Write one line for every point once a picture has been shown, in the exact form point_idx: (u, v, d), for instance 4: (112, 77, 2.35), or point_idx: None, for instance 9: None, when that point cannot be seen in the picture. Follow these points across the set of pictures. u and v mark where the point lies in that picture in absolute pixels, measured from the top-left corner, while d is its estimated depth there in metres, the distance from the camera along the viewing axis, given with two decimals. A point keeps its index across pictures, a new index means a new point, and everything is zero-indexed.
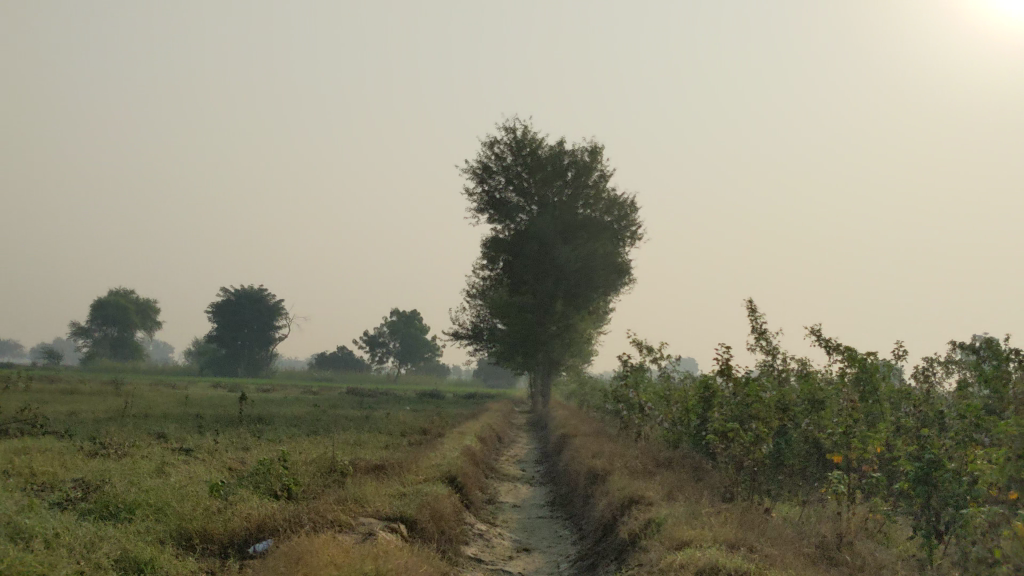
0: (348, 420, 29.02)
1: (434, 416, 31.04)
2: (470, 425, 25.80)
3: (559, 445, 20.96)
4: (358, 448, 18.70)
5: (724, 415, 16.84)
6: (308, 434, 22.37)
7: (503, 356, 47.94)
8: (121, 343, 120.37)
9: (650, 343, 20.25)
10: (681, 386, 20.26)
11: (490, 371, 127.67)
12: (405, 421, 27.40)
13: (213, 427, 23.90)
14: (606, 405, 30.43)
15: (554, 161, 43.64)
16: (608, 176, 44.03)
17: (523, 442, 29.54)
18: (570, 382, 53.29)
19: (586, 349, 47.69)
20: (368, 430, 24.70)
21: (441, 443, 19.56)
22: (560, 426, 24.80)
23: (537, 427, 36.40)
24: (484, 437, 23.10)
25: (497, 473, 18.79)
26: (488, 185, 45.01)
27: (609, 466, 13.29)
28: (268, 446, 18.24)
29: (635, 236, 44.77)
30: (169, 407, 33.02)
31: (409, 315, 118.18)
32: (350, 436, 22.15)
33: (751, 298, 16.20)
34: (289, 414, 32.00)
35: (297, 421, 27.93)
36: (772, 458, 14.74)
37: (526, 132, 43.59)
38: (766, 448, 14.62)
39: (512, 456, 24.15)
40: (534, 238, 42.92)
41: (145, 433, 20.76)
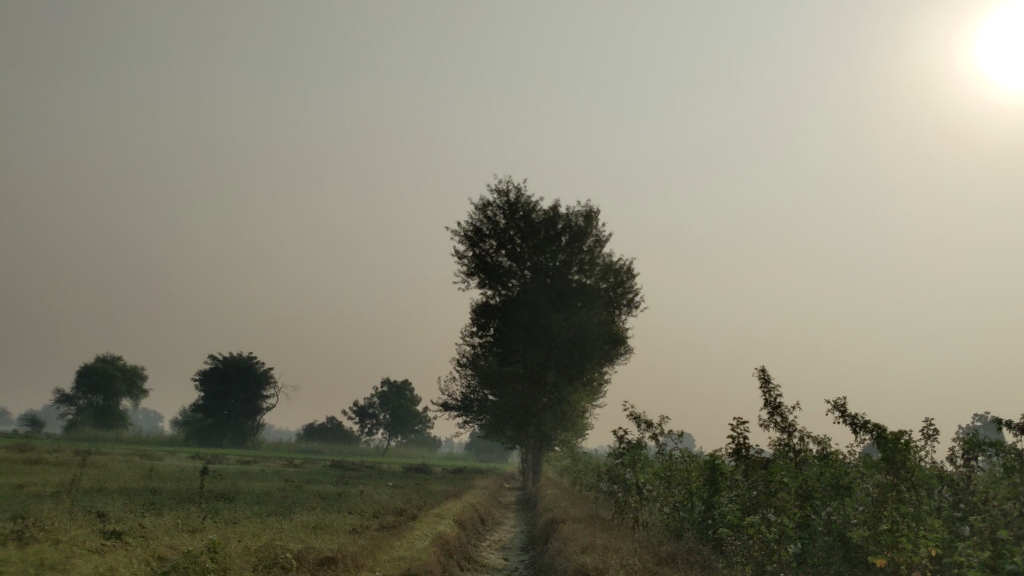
0: (321, 497, 26.75)
1: (413, 493, 28.74)
2: (451, 506, 23.57)
3: (547, 531, 18.70)
4: (317, 533, 16.53)
5: (734, 502, 14.79)
6: (269, 515, 20.13)
7: (493, 429, 45.64)
8: (106, 411, 117.38)
9: (649, 419, 18.17)
10: (682, 466, 18.12)
11: (482, 446, 124.75)
12: (381, 499, 25.13)
13: (165, 504, 21.67)
14: (600, 485, 28.19)
15: (548, 226, 42.04)
16: (604, 241, 42.37)
17: (510, 524, 27.26)
18: (563, 458, 50.89)
19: (580, 422, 45.43)
20: (339, 510, 22.44)
21: (413, 527, 17.35)
22: (548, 508, 22.56)
23: (526, 505, 34.04)
24: (465, 520, 20.87)
25: (475, 564, 16.53)
26: (478, 249, 43.24)
27: (602, 564, 11.20)
28: (214, 531, 16.02)
29: (632, 304, 42.94)
30: (129, 480, 30.63)
31: (400, 386, 115.65)
32: (315, 517, 19.87)
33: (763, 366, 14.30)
34: (257, 490, 29.72)
35: (262, 498, 25.62)
36: (795, 557, 12.65)
37: (519, 195, 42.09)
38: (790, 546, 12.53)
39: (496, 541, 21.84)
40: (526, 305, 41.08)
41: (84, 511, 18.52)
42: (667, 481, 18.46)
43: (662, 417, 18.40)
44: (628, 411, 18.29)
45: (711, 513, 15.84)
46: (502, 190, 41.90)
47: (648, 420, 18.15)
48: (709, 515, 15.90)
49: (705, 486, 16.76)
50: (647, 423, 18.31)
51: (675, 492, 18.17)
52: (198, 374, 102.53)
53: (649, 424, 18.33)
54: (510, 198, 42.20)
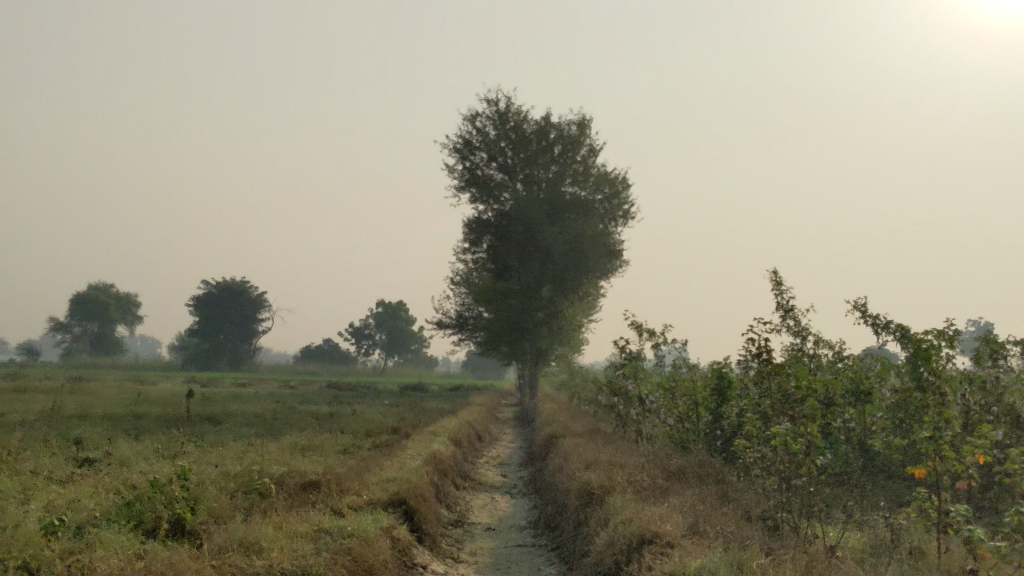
0: (312, 418, 25.85)
1: (407, 412, 27.86)
2: (445, 424, 22.68)
3: (547, 447, 17.78)
4: (303, 455, 15.57)
5: (747, 412, 13.82)
6: (256, 437, 19.17)
7: (488, 346, 44.82)
8: (102, 338, 116.78)
9: (655, 329, 16.99)
10: (688, 376, 17.10)
11: (479, 363, 124.55)
12: (374, 419, 24.22)
13: (148, 429, 20.73)
14: (599, 398, 27.39)
15: (540, 135, 40.54)
16: (598, 151, 40.93)
17: (508, 440, 26.43)
18: (560, 373, 50.23)
19: (576, 337, 44.61)
20: (330, 431, 21.51)
21: (405, 446, 16.39)
22: (547, 423, 21.63)
23: (524, 421, 33.25)
24: (460, 438, 19.97)
25: (472, 483, 15.62)
26: (468, 162, 41.77)
27: (609, 482, 10.24)
28: (194, 456, 15.03)
29: (628, 215, 41.67)
30: (115, 405, 29.70)
31: (395, 306, 114.74)
32: (304, 438, 18.91)
33: (776, 265, 13.18)
34: (249, 412, 28.84)
35: (252, 420, 24.74)
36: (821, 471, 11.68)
37: (509, 104, 40.48)
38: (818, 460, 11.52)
39: (493, 458, 21.01)
40: (519, 219, 39.81)
41: (59, 439, 17.51)
42: (672, 393, 17.48)
43: (667, 327, 17.21)
44: (630, 321, 17.16)
45: (724, 425, 14.85)
46: (491, 99, 40.30)
47: (653, 330, 16.97)
48: (721, 427, 14.91)
49: (713, 398, 15.77)
50: (653, 335, 17.14)
51: (680, 405, 17.20)
52: (193, 298, 101.59)
53: (655, 336, 17.15)
54: (500, 108, 40.62)
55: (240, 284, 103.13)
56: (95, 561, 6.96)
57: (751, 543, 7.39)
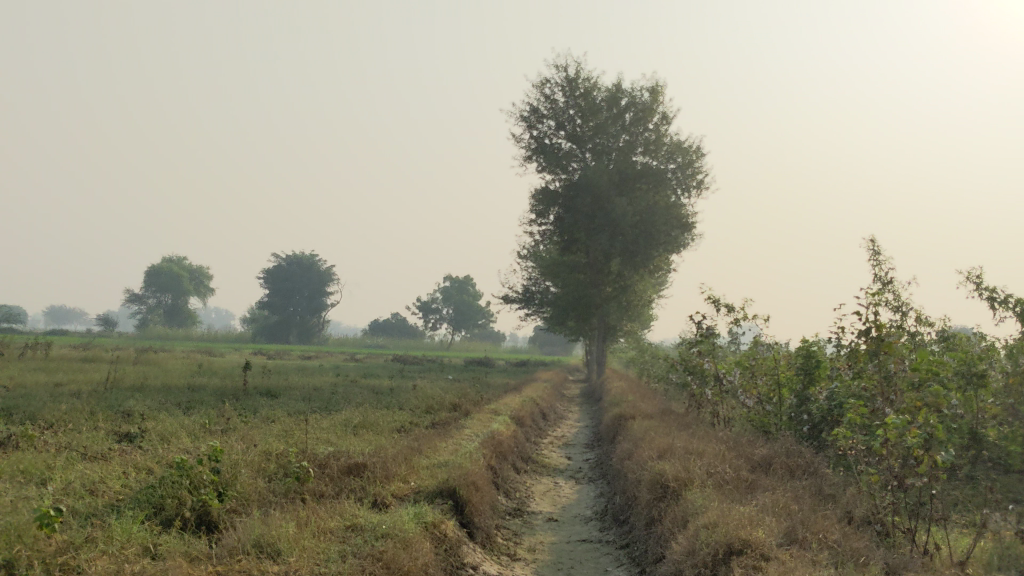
0: (372, 393, 24.98)
1: (469, 388, 26.86)
2: (509, 401, 21.62)
3: (615, 428, 16.58)
4: (355, 434, 14.62)
5: (840, 396, 12.44)
6: (310, 413, 18.35)
7: (555, 320, 43.65)
8: (176, 310, 118.42)
9: (735, 305, 15.56)
10: (769, 354, 15.71)
11: (546, 338, 123.57)
12: (434, 395, 23.23)
13: (202, 402, 20.03)
14: (671, 376, 26.03)
15: (610, 103, 39.06)
16: (671, 119, 39.27)
17: (574, 419, 25.29)
18: (628, 349, 48.91)
19: (646, 312, 43.20)
20: (387, 406, 20.58)
21: (462, 424, 15.36)
22: (615, 402, 20.40)
23: (591, 399, 32.07)
24: (523, 416, 18.89)
25: (534, 467, 14.53)
26: (536, 131, 40.49)
27: (686, 473, 9.03)
28: (241, 433, 14.14)
29: (702, 186, 39.94)
30: (175, 377, 29.22)
31: (462, 281, 114.13)
32: (359, 415, 17.99)
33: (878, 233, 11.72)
34: (308, 385, 28.14)
35: (310, 394, 23.99)
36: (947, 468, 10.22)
37: (578, 71, 39.10)
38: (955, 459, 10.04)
39: (558, 438, 19.90)
40: (587, 188, 38.40)
41: (106, 412, 16.83)
42: (750, 372, 16.11)
43: (749, 303, 15.76)
44: (708, 296, 15.76)
45: (812, 408, 13.49)
46: (560, 66, 38.93)
47: (733, 306, 15.54)
48: (809, 411, 13.54)
49: (799, 378, 14.40)
50: (733, 311, 15.72)
51: (760, 384, 15.84)
52: (263, 272, 102.27)
53: (735, 312, 15.73)
54: (569, 74, 39.26)
55: (308, 258, 103.52)
56: (90, 561, 6.02)
57: (863, 559, 6.16)
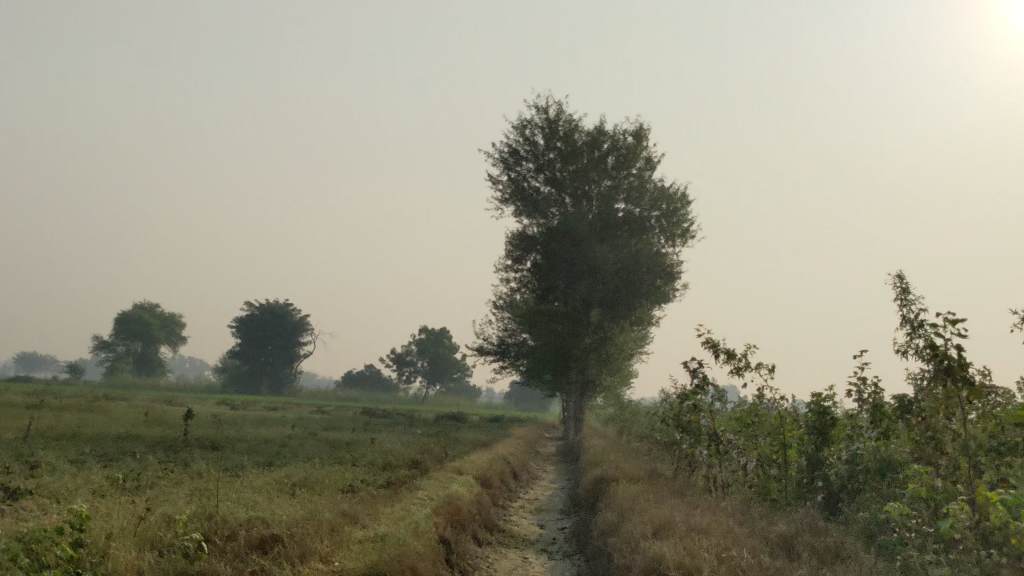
0: (328, 445, 22.77)
1: (435, 443, 24.69)
2: (477, 459, 19.49)
3: (595, 492, 14.45)
4: (291, 495, 12.47)
5: (871, 463, 10.48)
6: (250, 467, 16.17)
7: (531, 374, 41.56)
8: (145, 358, 115.17)
9: (735, 353, 13.61)
10: (773, 410, 13.76)
11: (522, 394, 121.09)
12: (394, 449, 21.01)
13: (130, 453, 17.77)
14: (658, 435, 23.96)
15: (592, 145, 37.41)
16: (655, 164, 37.66)
17: (548, 479, 23.09)
18: (607, 406, 46.81)
19: (626, 366, 41.24)
20: (340, 462, 18.37)
21: (417, 485, 13.25)
22: (594, 461, 18.35)
23: (568, 458, 29.90)
24: (490, 476, 16.78)
25: (499, 537, 12.38)
26: (514, 174, 38.74)
27: (690, 559, 6.95)
28: (155, 491, 11.98)
29: (687, 234, 38.25)
30: (117, 426, 26.81)
31: (438, 334, 112.01)
32: (303, 470, 15.81)
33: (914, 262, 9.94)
34: (261, 436, 25.85)
35: (258, 447, 21.71)
36: None
37: (559, 111, 37.51)
38: None
39: (530, 502, 17.78)
40: (567, 234, 36.53)
41: (8, 462, 14.56)
42: (750, 430, 14.09)
43: (754, 349, 13.82)
44: (706, 341, 13.79)
45: (831, 475, 11.49)
46: (540, 106, 37.30)
47: (734, 352, 13.58)
48: (827, 479, 11.57)
49: (809, 440, 12.42)
50: (733, 358, 13.76)
51: (762, 445, 13.91)
52: (234, 320, 99.42)
53: (735, 360, 13.76)
54: (550, 115, 37.65)
55: (282, 307, 100.45)
56: None
57: None
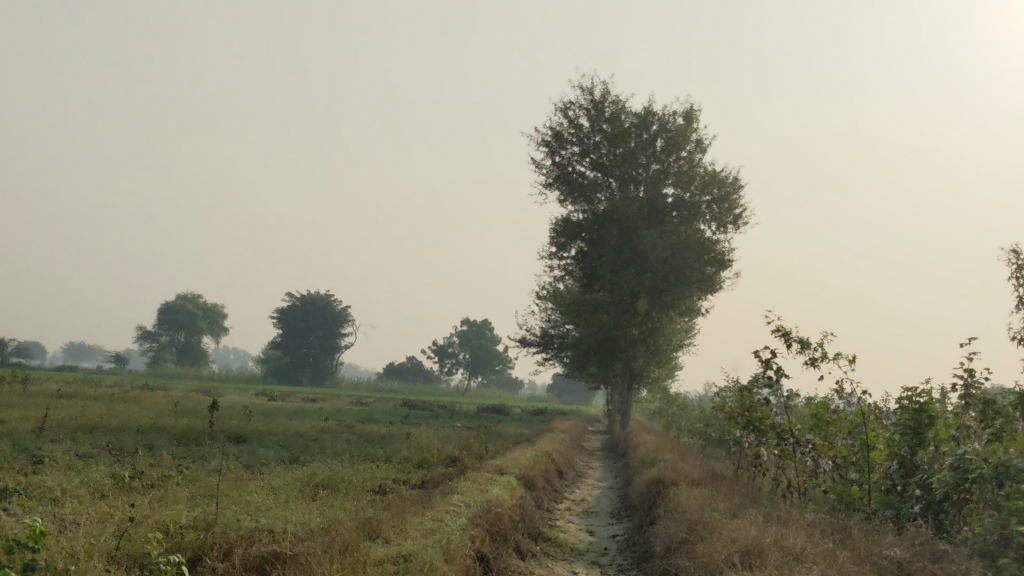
0: (363, 440, 21.43)
1: (476, 440, 23.24)
2: (520, 456, 18.05)
3: (651, 496, 12.95)
4: (313, 498, 11.11)
5: (986, 471, 8.85)
6: (275, 464, 14.87)
7: (575, 366, 40.02)
8: (189, 350, 115.24)
9: (810, 342, 12.06)
10: (854, 406, 12.13)
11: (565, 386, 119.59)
12: (432, 446, 19.61)
13: (149, 447, 16.56)
14: (716, 435, 22.30)
15: (640, 128, 35.73)
16: (706, 147, 35.88)
17: (595, 478, 21.60)
18: (654, 401, 45.16)
19: (674, 359, 39.58)
20: (373, 459, 17.03)
21: (454, 487, 11.85)
22: (646, 461, 16.81)
23: (614, 453, 28.41)
24: (534, 476, 15.31)
25: (545, 547, 10.94)
26: (558, 158, 37.17)
27: None
28: (162, 492, 10.68)
29: (738, 221, 36.48)
30: (145, 417, 25.67)
31: (480, 325, 110.69)
32: (332, 468, 14.46)
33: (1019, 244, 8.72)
34: (294, 430, 24.56)
35: (289, 441, 20.48)
36: None
37: (606, 92, 35.88)
38: None
39: (577, 504, 16.30)
40: (613, 220, 34.95)
41: (11, 458, 13.36)
42: (826, 428, 12.47)
43: (830, 339, 12.26)
44: (776, 328, 12.28)
45: (933, 481, 9.91)
46: (586, 86, 35.71)
47: (809, 342, 12.04)
48: (926, 486, 10.00)
49: (901, 441, 10.81)
50: (807, 347, 12.19)
51: (839, 445, 12.30)
52: (276, 310, 98.79)
53: (810, 349, 12.20)
54: (595, 96, 36.04)
55: (324, 299, 99.85)
56: None
57: None
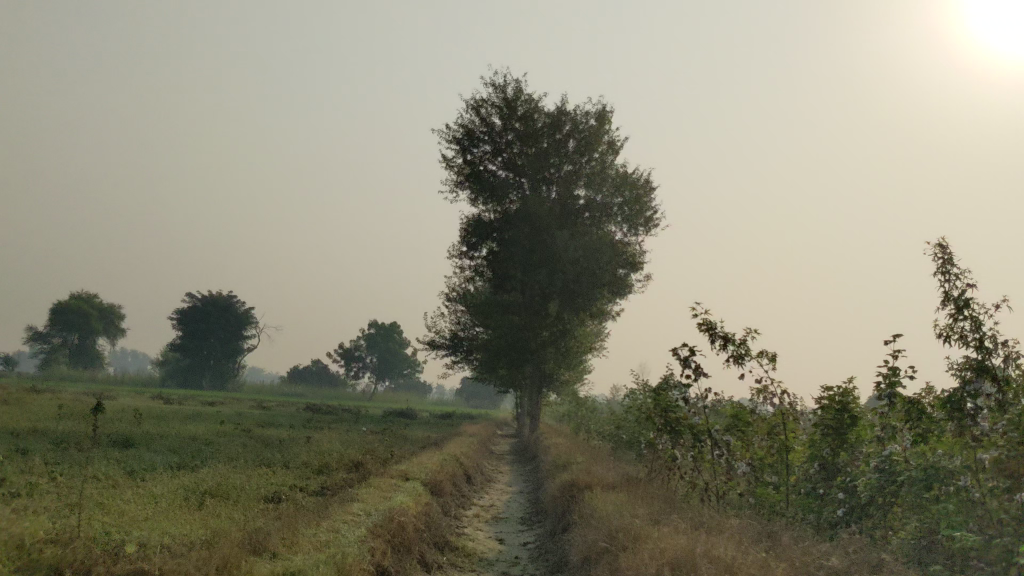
0: (261, 444, 20.29)
1: (382, 443, 22.31)
2: (426, 460, 17.26)
3: (565, 501, 12.33)
4: (197, 507, 10.13)
5: (918, 478, 8.46)
6: (160, 470, 13.78)
7: (484, 368, 39.37)
8: (83, 351, 110.62)
9: (733, 338, 11.62)
10: (774, 405, 11.75)
11: (473, 390, 119.02)
12: (333, 449, 18.64)
13: (20, 452, 15.23)
14: (627, 438, 21.88)
15: (552, 127, 35.30)
16: (618, 148, 35.67)
17: (504, 482, 20.96)
18: (563, 404, 44.87)
19: (584, 361, 39.28)
20: (269, 464, 16.04)
21: (354, 494, 11.02)
22: (558, 465, 16.22)
23: (523, 458, 27.80)
24: (441, 481, 14.55)
25: (453, 558, 10.20)
26: (469, 155, 36.44)
27: None
28: (23, 502, 9.57)
29: (650, 223, 36.39)
30: (24, 420, 23.95)
31: (388, 328, 109.18)
32: (222, 474, 13.43)
33: (942, 243, 8.97)
34: (187, 434, 23.23)
35: (179, 445, 19.26)
36: None
37: (518, 90, 35.35)
38: None
39: (486, 509, 15.62)
40: (526, 220, 34.41)
41: None
42: (745, 429, 12.04)
43: (754, 336, 11.84)
44: (698, 323, 11.80)
45: (858, 485, 9.51)
46: (498, 83, 35.08)
47: (733, 338, 11.60)
48: (851, 490, 9.58)
49: (824, 442, 10.42)
50: (730, 344, 11.73)
51: (757, 447, 11.89)
52: (176, 311, 95.52)
53: (732, 346, 11.75)
54: (508, 94, 35.46)
55: (226, 299, 97.16)
56: None
57: None
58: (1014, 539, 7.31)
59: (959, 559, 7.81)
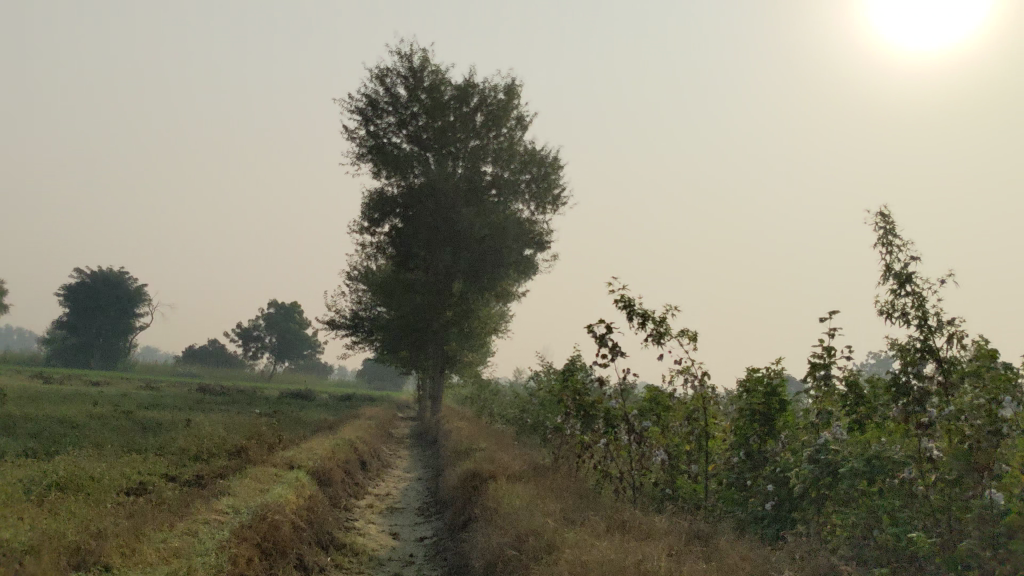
0: (136, 429, 18.61)
1: (271, 427, 20.83)
2: (317, 445, 15.96)
3: (466, 492, 11.23)
4: (36, 504, 8.68)
5: (859, 469, 7.62)
6: (7, 458, 12.17)
7: (385, 349, 37.97)
8: None
9: (652, 316, 10.72)
10: (694, 388, 10.85)
11: (375, 372, 117.08)
12: (217, 435, 17.12)
13: None
14: (533, 423, 20.88)
15: (460, 100, 34.02)
16: (527, 124, 34.67)
17: (403, 469, 19.77)
18: (466, 386, 43.79)
19: (488, 343, 38.25)
20: (140, 450, 14.51)
21: (228, 485, 9.71)
22: (460, 452, 15.11)
23: (424, 442, 26.65)
24: (331, 469, 13.28)
25: (340, 559, 8.99)
26: (373, 127, 34.85)
27: None
28: None
29: (558, 202, 35.57)
30: None
31: (288, 308, 106.26)
32: (80, 462, 11.90)
33: (884, 210, 8.41)
34: (58, 416, 21.29)
35: (42, 429, 17.47)
36: None
37: (425, 60, 33.96)
38: None
39: (380, 499, 14.42)
40: (431, 195, 33.08)
41: None
42: (665, 415, 11.12)
43: (675, 315, 10.98)
44: (618, 299, 10.85)
45: (788, 476, 8.64)
46: (404, 52, 33.60)
47: (653, 316, 10.71)
48: (780, 482, 8.70)
49: (749, 428, 9.56)
50: (650, 322, 10.82)
51: (674, 433, 10.99)
52: (62, 287, 90.93)
53: (653, 325, 10.84)
54: (414, 64, 34.02)
55: (116, 275, 92.92)
56: None
57: None
58: (974, 539, 6.48)
59: (911, 565, 6.99)
